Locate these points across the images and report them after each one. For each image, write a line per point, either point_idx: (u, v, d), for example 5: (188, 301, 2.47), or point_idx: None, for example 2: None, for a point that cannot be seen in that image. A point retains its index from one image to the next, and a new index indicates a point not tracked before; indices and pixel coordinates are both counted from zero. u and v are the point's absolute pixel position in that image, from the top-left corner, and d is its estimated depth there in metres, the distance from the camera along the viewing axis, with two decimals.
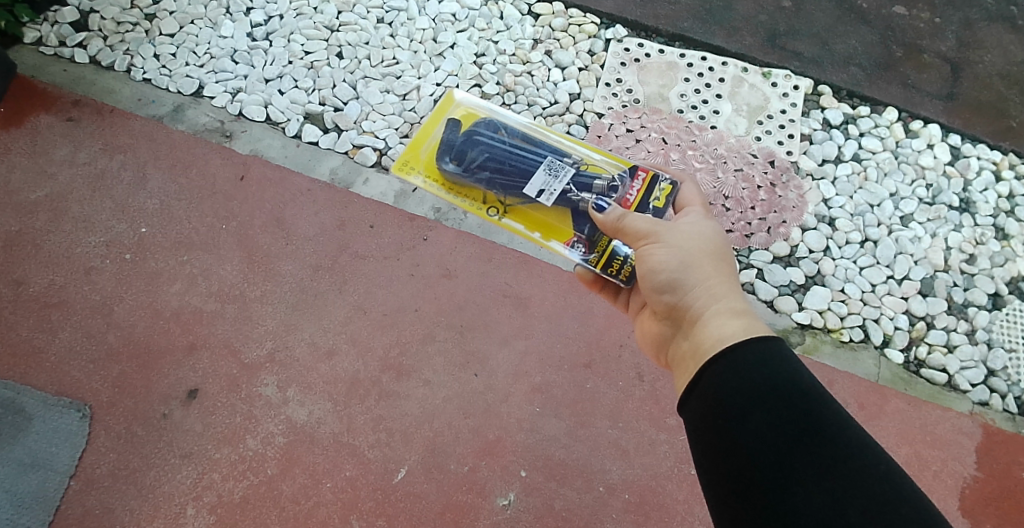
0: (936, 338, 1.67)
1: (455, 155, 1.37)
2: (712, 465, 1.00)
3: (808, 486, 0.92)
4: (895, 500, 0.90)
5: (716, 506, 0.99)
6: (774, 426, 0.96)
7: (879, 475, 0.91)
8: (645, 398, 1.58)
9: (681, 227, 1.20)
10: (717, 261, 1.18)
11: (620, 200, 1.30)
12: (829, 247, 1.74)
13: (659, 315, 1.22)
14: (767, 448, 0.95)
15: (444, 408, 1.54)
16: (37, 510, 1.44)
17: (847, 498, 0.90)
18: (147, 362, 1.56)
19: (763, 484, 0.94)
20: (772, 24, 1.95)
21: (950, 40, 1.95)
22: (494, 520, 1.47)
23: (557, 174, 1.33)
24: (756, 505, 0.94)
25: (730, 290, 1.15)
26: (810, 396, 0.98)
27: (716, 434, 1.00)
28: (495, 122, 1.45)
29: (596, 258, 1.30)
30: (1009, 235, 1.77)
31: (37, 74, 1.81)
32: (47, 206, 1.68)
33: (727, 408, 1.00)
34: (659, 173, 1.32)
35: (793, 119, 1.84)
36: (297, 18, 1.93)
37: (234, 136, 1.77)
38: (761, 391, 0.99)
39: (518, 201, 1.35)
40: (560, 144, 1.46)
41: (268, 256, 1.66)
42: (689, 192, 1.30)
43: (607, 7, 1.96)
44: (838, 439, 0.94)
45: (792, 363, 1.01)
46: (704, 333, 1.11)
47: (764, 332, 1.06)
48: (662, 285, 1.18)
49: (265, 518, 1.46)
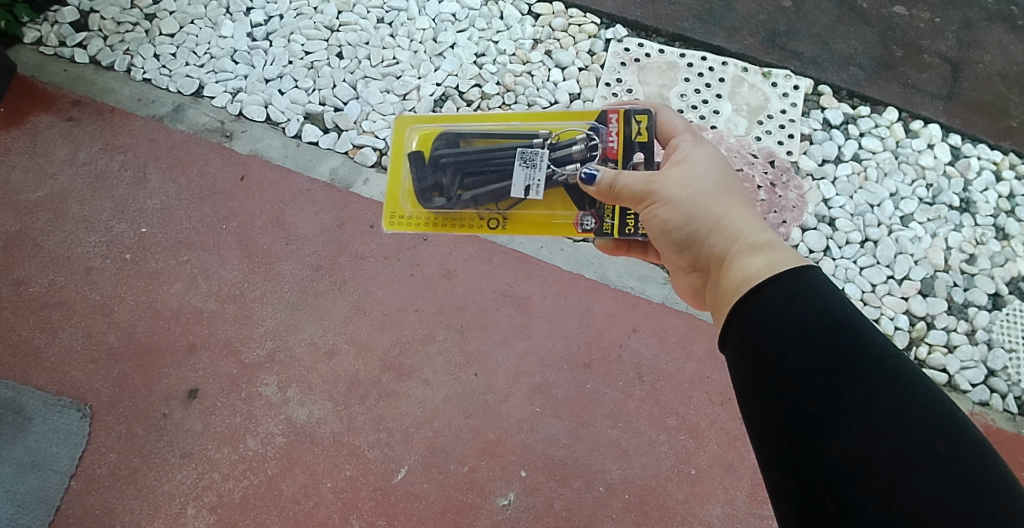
0: (936, 338, 1.67)
1: (433, 187, 1.28)
2: (751, 409, 0.95)
3: (841, 426, 0.86)
4: (929, 436, 0.84)
5: (758, 450, 0.94)
6: (809, 365, 0.90)
7: (919, 413, 0.86)
8: (645, 398, 1.57)
9: (676, 172, 1.16)
10: (725, 198, 1.14)
11: (604, 153, 1.25)
12: (829, 247, 1.74)
13: (682, 268, 1.19)
14: (801, 389, 0.90)
15: (444, 408, 1.54)
16: (38, 510, 1.44)
17: (883, 439, 0.84)
18: (147, 363, 1.56)
19: (795, 425, 0.89)
20: (773, 24, 1.94)
21: (950, 40, 1.94)
22: (494, 520, 1.47)
23: (533, 163, 1.24)
24: (786, 446, 0.89)
25: (748, 223, 1.10)
26: (843, 329, 0.92)
27: (755, 373, 0.94)
28: (453, 133, 1.30)
29: (611, 223, 1.25)
30: (1009, 235, 1.77)
31: (37, 74, 1.81)
32: (48, 207, 1.68)
33: (763, 351, 0.94)
34: (630, 108, 1.27)
35: (793, 119, 1.84)
36: (297, 18, 1.92)
37: (234, 136, 1.77)
38: (794, 328, 0.93)
39: (511, 204, 1.27)
40: (524, 126, 1.30)
41: (268, 256, 1.66)
42: (667, 121, 1.26)
43: (607, 7, 1.96)
44: (875, 377, 0.88)
45: (821, 294, 0.96)
46: (730, 275, 1.04)
47: (796, 262, 1.00)
48: (678, 241, 1.15)
49: (265, 518, 1.46)
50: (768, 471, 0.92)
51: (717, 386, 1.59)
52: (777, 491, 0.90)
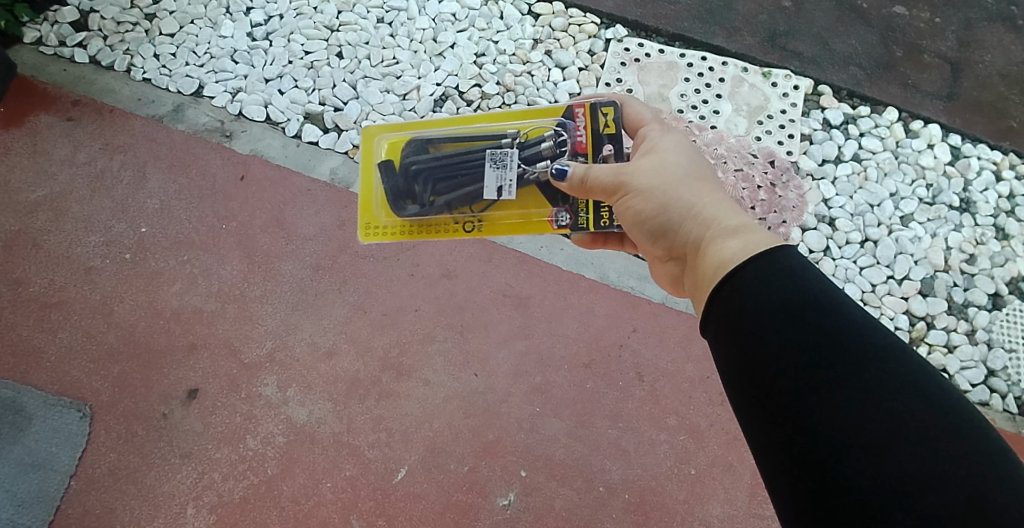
0: (936, 338, 1.67)
1: (406, 195, 1.27)
2: (738, 392, 0.94)
3: (830, 404, 0.86)
4: (918, 408, 0.84)
5: (749, 432, 0.93)
6: (795, 343, 0.90)
7: (904, 383, 0.86)
8: (645, 398, 1.57)
9: (646, 163, 1.16)
10: (697, 185, 1.13)
11: (574, 148, 1.24)
12: (829, 247, 1.74)
13: (660, 258, 1.18)
14: (785, 368, 0.89)
15: (444, 408, 1.54)
16: (37, 510, 1.44)
17: (870, 413, 0.84)
18: (147, 363, 1.56)
19: (786, 405, 0.88)
20: (773, 24, 1.94)
21: (950, 40, 1.94)
22: (494, 520, 1.47)
23: (503, 164, 1.24)
24: (778, 425, 0.89)
25: (719, 208, 1.09)
26: (821, 306, 0.91)
27: (739, 351, 0.94)
28: (421, 139, 1.29)
29: (585, 217, 1.25)
30: (1009, 235, 1.77)
31: (37, 74, 1.81)
32: (47, 206, 1.68)
33: (744, 333, 0.94)
34: (595, 101, 1.26)
35: (793, 119, 1.84)
36: (297, 17, 1.92)
37: (234, 136, 1.77)
38: (774, 308, 0.92)
39: (484, 206, 1.27)
40: (490, 128, 1.29)
41: (268, 256, 1.66)
42: (634, 112, 1.25)
43: (607, 7, 1.95)
44: (860, 354, 0.88)
45: (801, 270, 0.95)
46: (708, 260, 1.04)
47: (769, 243, 0.99)
48: (652, 231, 1.15)
49: (265, 518, 1.46)
50: (760, 454, 0.92)
51: (717, 386, 1.59)
52: (771, 473, 0.90)
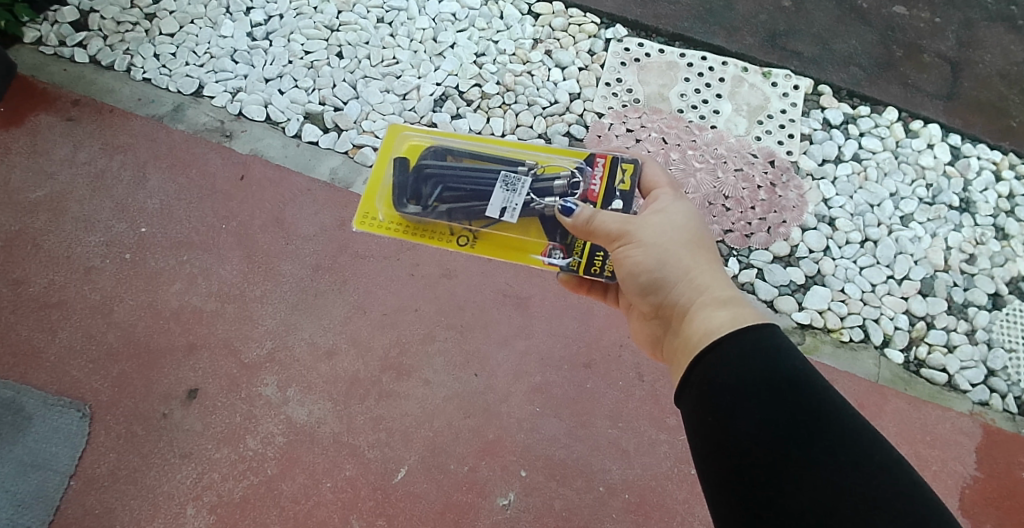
0: (936, 338, 1.67)
1: (413, 194, 1.30)
2: (706, 461, 0.98)
3: (800, 481, 0.90)
4: (888, 489, 0.88)
5: (712, 502, 0.97)
6: (770, 419, 0.94)
7: (876, 471, 0.89)
8: (645, 398, 1.57)
9: (652, 219, 1.18)
10: (694, 250, 1.16)
11: (584, 194, 1.28)
12: (829, 247, 1.74)
13: (646, 312, 1.21)
14: (760, 443, 0.93)
15: (444, 408, 1.54)
16: (37, 510, 1.44)
17: (842, 493, 0.88)
18: (147, 362, 1.56)
19: (756, 478, 0.92)
20: (773, 24, 1.95)
21: (950, 40, 1.94)
22: (494, 520, 1.47)
23: (513, 188, 1.27)
24: (748, 500, 0.92)
25: (713, 277, 1.13)
26: (801, 387, 0.96)
27: (715, 420, 0.97)
28: (443, 147, 1.36)
29: (578, 261, 1.27)
30: (1009, 235, 1.77)
31: (37, 74, 1.82)
32: (47, 206, 1.68)
33: (721, 404, 0.97)
34: (618, 156, 1.30)
35: (793, 119, 1.84)
36: (297, 18, 1.92)
37: (234, 136, 1.77)
38: (755, 382, 0.97)
39: (484, 223, 1.28)
40: (512, 155, 1.37)
41: (268, 256, 1.66)
42: (652, 173, 1.28)
43: (608, 7, 1.96)
44: (832, 435, 0.92)
45: (781, 351, 0.99)
46: (693, 327, 1.08)
47: (755, 320, 1.04)
48: (644, 286, 1.17)
49: (265, 518, 1.45)
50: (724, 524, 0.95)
51: None
52: None
